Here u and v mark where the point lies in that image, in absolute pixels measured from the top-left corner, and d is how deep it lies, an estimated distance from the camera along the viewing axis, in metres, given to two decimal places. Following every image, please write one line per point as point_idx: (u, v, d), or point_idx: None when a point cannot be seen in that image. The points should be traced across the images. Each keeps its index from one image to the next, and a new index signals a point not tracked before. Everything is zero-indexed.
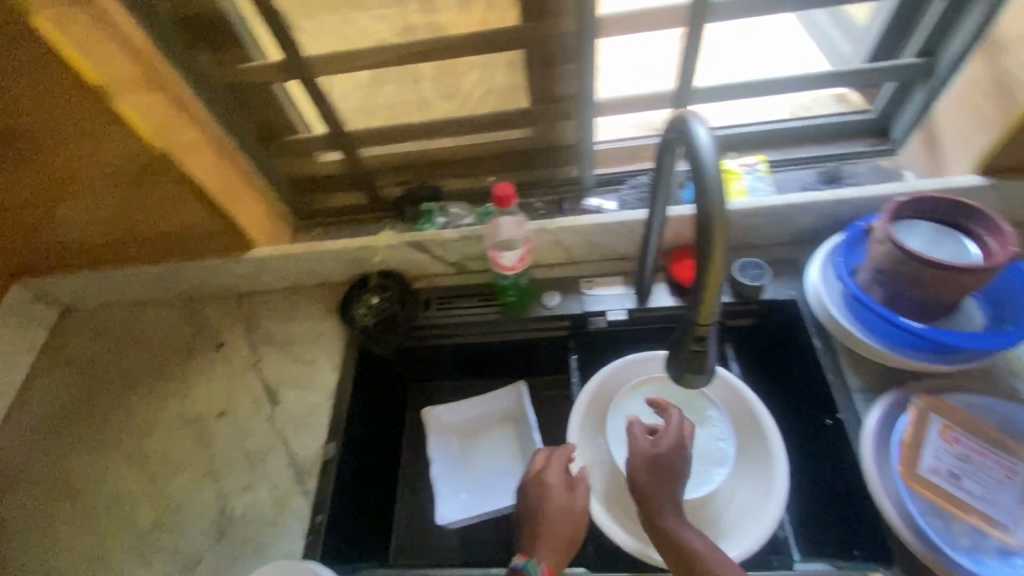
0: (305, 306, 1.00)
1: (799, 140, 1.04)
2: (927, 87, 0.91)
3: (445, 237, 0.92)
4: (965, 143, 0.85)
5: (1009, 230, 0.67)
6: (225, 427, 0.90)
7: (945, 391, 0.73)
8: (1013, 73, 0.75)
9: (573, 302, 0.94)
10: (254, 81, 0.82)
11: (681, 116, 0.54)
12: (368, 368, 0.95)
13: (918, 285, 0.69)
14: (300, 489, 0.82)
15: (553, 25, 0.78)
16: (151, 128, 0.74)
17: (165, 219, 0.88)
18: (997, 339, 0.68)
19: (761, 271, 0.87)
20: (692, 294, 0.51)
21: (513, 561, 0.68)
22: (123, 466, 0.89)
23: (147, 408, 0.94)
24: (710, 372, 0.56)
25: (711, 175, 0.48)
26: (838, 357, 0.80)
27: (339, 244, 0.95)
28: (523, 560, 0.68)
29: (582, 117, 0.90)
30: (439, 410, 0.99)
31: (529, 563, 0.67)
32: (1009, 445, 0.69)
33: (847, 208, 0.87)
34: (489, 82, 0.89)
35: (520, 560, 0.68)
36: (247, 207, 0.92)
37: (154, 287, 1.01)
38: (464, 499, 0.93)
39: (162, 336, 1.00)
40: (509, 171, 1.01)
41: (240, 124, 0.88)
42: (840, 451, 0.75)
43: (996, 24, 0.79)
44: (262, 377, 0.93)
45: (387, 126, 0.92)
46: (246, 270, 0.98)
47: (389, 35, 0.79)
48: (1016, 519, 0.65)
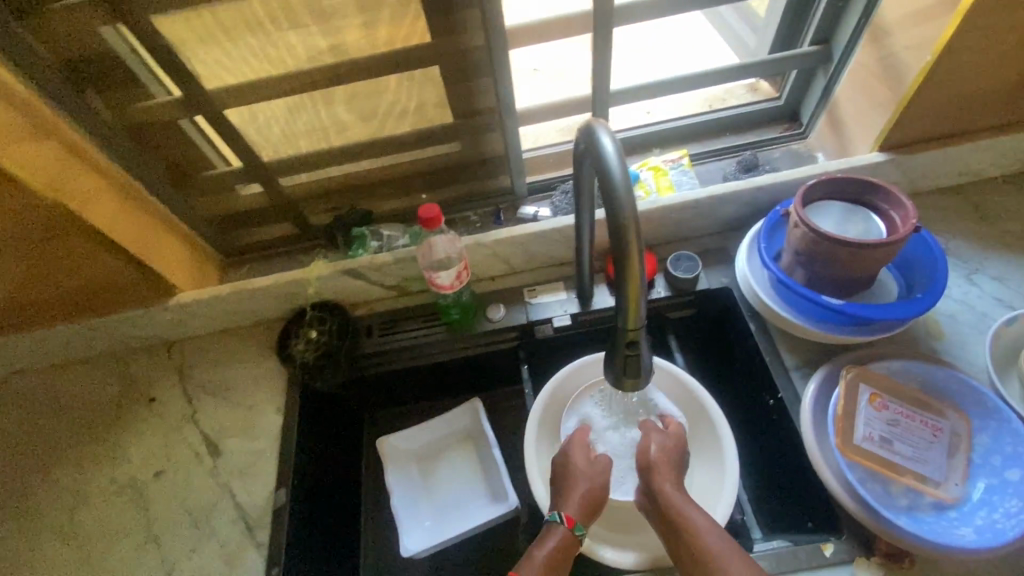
0: (241, 348, 0.95)
1: (717, 131, 1.08)
2: (826, 73, 0.96)
3: (380, 262, 0.90)
4: (866, 123, 0.90)
5: (908, 204, 0.71)
6: (164, 488, 0.84)
7: (870, 360, 0.77)
8: (899, 56, 0.81)
9: (518, 313, 0.93)
10: (155, 120, 0.78)
11: (589, 125, 0.55)
12: (315, 405, 0.91)
13: (834, 263, 0.73)
14: (252, 542, 0.78)
15: (463, 41, 0.77)
16: (44, 182, 0.67)
17: (73, 275, 0.81)
18: (909, 308, 0.72)
19: (694, 263, 0.89)
20: (617, 301, 0.52)
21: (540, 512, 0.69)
22: (51, 546, 0.82)
23: (74, 478, 0.86)
24: (644, 372, 0.58)
25: (618, 183, 0.49)
26: (773, 338, 0.83)
27: (269, 281, 0.91)
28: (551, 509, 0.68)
29: (506, 128, 0.90)
30: (394, 438, 0.95)
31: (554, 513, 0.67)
32: (931, 404, 0.73)
33: (767, 194, 0.91)
34: (406, 101, 0.86)
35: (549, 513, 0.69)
36: (166, 253, 0.87)
37: (69, 347, 0.94)
38: (428, 527, 0.90)
39: (83, 398, 0.93)
40: (441, 188, 1.00)
41: (146, 166, 0.82)
42: (782, 430, 0.78)
43: (879, 10, 0.84)
44: (200, 429, 0.88)
45: (307, 154, 0.89)
46: (172, 317, 0.92)
47: (293, 61, 0.75)
48: (945, 474, 0.69)
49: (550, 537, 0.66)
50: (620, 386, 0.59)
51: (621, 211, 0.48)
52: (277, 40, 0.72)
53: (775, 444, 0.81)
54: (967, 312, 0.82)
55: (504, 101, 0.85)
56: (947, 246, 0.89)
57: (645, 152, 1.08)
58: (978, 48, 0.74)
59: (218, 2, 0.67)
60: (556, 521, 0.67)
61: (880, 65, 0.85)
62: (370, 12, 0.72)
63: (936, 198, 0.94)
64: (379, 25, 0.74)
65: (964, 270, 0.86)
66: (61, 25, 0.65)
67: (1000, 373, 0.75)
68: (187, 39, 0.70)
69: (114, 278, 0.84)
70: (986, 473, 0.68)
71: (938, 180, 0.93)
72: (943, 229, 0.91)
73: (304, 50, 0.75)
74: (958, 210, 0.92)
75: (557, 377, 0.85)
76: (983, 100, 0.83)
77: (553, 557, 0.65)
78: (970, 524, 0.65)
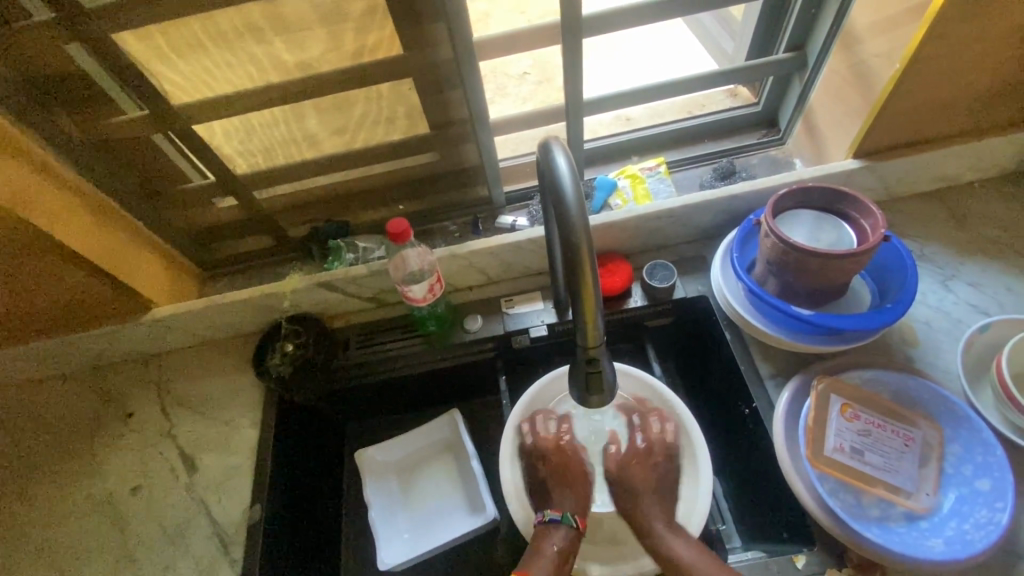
0: (219, 362, 0.95)
1: (696, 138, 1.08)
2: (802, 79, 0.96)
3: (355, 274, 0.90)
4: (842, 129, 0.90)
5: (878, 212, 0.71)
6: (139, 504, 0.84)
7: (843, 370, 0.77)
8: (871, 63, 0.81)
9: (494, 324, 0.94)
10: (124, 136, 0.77)
11: (545, 142, 0.54)
12: (293, 418, 0.91)
13: (803, 273, 0.73)
14: (226, 558, 0.78)
15: (432, 54, 0.77)
16: (11, 201, 0.67)
17: (46, 292, 0.81)
18: (878, 318, 0.71)
19: (669, 272, 0.89)
20: (576, 319, 0.52)
21: (547, 513, 0.71)
22: (26, 563, 0.81)
23: (51, 495, 0.86)
24: (608, 388, 0.58)
25: (571, 204, 0.49)
26: (748, 347, 0.83)
27: (245, 294, 0.90)
28: (560, 512, 0.71)
29: (480, 138, 0.89)
30: (373, 450, 0.96)
31: (565, 515, 0.71)
32: (903, 414, 0.73)
33: (742, 202, 0.91)
34: (379, 114, 0.86)
35: (555, 511, 0.72)
36: (141, 267, 0.86)
37: (47, 362, 0.93)
38: (407, 539, 0.90)
39: (60, 413, 0.93)
40: (418, 198, 0.99)
41: (118, 182, 0.82)
42: (757, 439, 0.78)
43: (850, 17, 0.84)
44: (177, 444, 0.88)
45: (281, 167, 0.89)
46: (149, 332, 0.92)
47: (261, 77, 0.75)
48: (916, 484, 0.69)
49: (557, 537, 0.69)
50: (585, 401, 0.59)
51: (573, 231, 0.48)
52: (243, 55, 0.72)
53: (751, 454, 0.81)
54: (942, 319, 0.82)
55: (476, 111, 0.85)
56: (923, 252, 0.89)
57: (624, 159, 1.08)
58: (947, 54, 0.73)
59: (182, 19, 0.67)
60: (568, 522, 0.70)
61: (853, 72, 0.85)
62: (335, 25, 0.72)
63: (913, 204, 0.94)
64: (345, 38, 0.74)
65: (940, 276, 0.86)
66: (22, 44, 0.65)
67: (974, 382, 0.75)
68: (152, 56, 0.70)
69: (88, 295, 0.84)
70: (957, 483, 0.68)
71: (915, 186, 0.93)
72: (919, 235, 0.90)
73: (271, 64, 0.74)
74: (935, 215, 0.92)
75: (535, 390, 0.85)
76: (956, 106, 0.82)
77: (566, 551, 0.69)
78: (940, 535, 0.65)
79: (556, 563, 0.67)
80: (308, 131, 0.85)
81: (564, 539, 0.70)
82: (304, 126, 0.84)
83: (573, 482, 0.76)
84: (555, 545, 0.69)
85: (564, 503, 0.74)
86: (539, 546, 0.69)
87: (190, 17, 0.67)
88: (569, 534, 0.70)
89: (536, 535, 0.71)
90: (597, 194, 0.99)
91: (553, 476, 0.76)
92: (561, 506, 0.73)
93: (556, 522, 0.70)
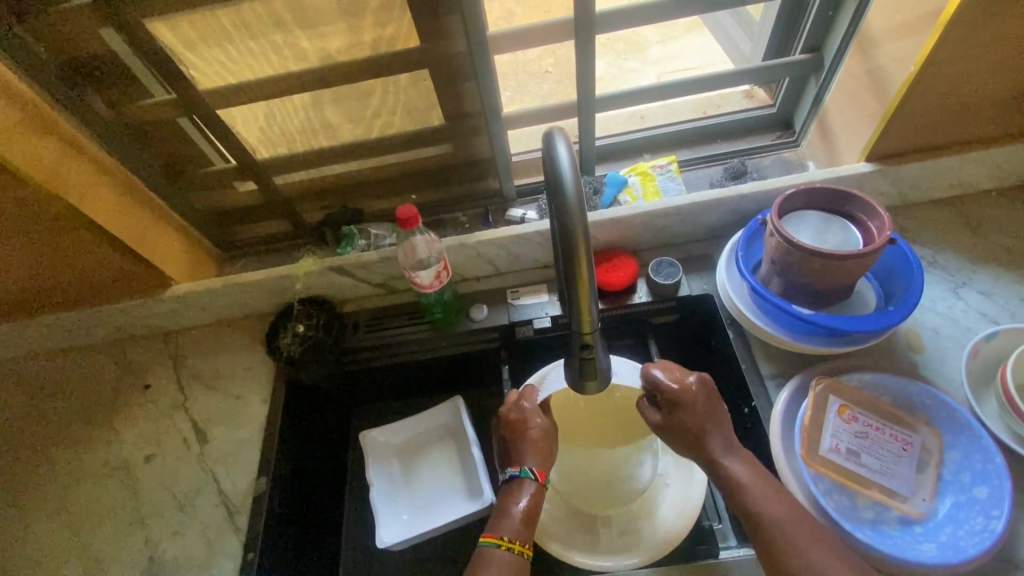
0: (234, 339, 0.99)
1: (710, 137, 1.08)
2: (819, 81, 0.95)
3: (366, 259, 0.92)
4: (856, 132, 0.89)
5: (885, 214, 0.70)
6: (153, 472, 0.88)
7: (844, 372, 0.76)
8: (887, 66, 0.80)
9: (500, 313, 0.95)
10: (151, 118, 0.80)
11: (548, 133, 0.55)
12: (301, 397, 0.94)
13: (807, 273, 0.73)
14: (231, 527, 0.81)
15: (447, 47, 0.79)
16: (44, 176, 0.71)
17: (73, 265, 0.85)
18: (881, 320, 0.71)
19: (674, 269, 0.89)
20: (569, 307, 0.54)
21: (507, 471, 0.72)
22: (46, 522, 0.86)
23: (71, 458, 0.91)
24: (603, 375, 0.59)
25: (569, 194, 0.50)
26: (751, 347, 0.83)
27: (259, 275, 0.94)
28: (519, 467, 0.72)
29: (491, 132, 0.91)
30: (376, 433, 0.98)
31: (524, 470, 0.71)
32: (903, 419, 0.73)
33: (751, 202, 0.91)
34: (394, 104, 0.87)
35: (514, 469, 0.72)
36: (163, 244, 0.90)
37: (74, 333, 0.98)
38: (406, 520, 0.92)
39: (83, 382, 0.97)
40: (431, 189, 1.01)
41: (144, 163, 0.85)
42: (755, 438, 0.79)
43: (869, 19, 0.83)
44: (191, 416, 0.92)
45: (298, 153, 0.91)
46: (168, 308, 0.96)
47: (282, 66, 0.78)
48: (913, 488, 0.69)
49: (522, 494, 0.70)
50: (581, 388, 0.60)
51: (570, 220, 0.50)
52: (266, 43, 0.75)
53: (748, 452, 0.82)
54: (950, 326, 0.81)
55: (489, 105, 0.86)
56: (934, 259, 0.88)
57: (636, 157, 1.09)
58: (963, 58, 0.73)
59: (208, 7, 0.70)
60: (529, 477, 0.71)
61: (869, 75, 0.84)
62: (355, 17, 0.74)
63: (927, 210, 0.93)
64: (364, 30, 0.76)
65: (950, 284, 0.85)
66: (60, 27, 0.68)
67: (979, 390, 0.74)
68: (179, 43, 0.73)
69: (112, 270, 0.88)
70: (954, 489, 0.68)
71: (930, 192, 0.92)
72: (930, 241, 0.89)
73: (290, 52, 0.77)
74: (949, 222, 0.91)
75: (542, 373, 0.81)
76: (974, 111, 0.81)
77: (533, 503, 0.70)
78: (933, 540, 0.65)
79: (523, 519, 0.68)
80: (325, 120, 0.88)
81: (528, 493, 0.70)
82: (322, 115, 0.87)
83: (530, 445, 0.73)
84: (523, 499, 0.69)
85: (523, 462, 0.72)
86: (504, 505, 0.70)
87: (216, 7, 0.70)
88: (533, 488, 0.70)
89: (503, 494, 0.71)
90: (607, 190, 0.99)
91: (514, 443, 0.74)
92: (520, 462, 0.73)
93: (518, 478, 0.71)
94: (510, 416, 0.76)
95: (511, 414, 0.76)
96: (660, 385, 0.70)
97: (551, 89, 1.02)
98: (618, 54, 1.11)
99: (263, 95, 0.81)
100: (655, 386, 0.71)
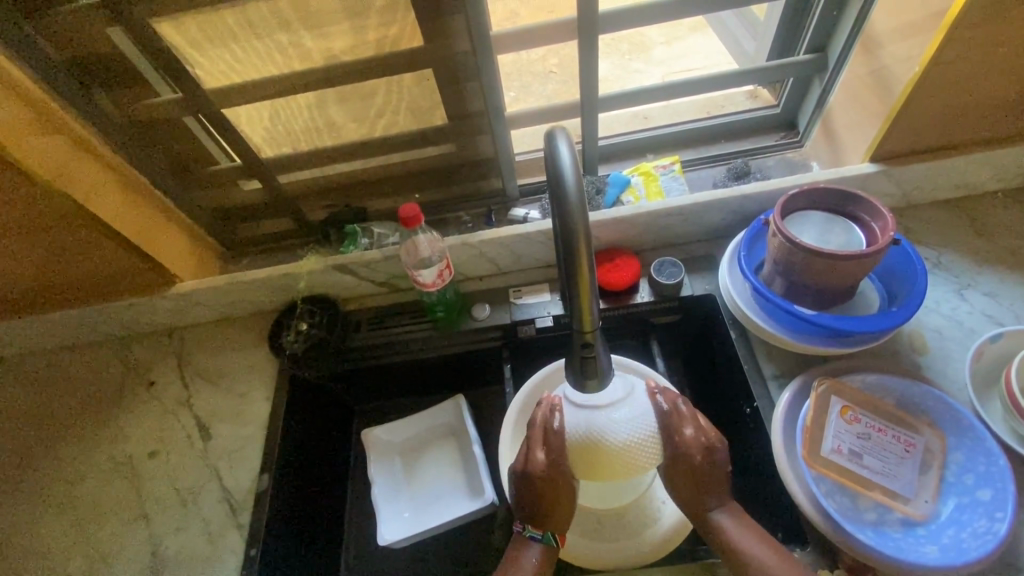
0: (238, 337, 0.99)
1: (713, 137, 1.08)
2: (823, 81, 0.95)
3: (369, 258, 0.93)
4: (860, 132, 0.89)
5: (889, 215, 0.70)
6: (157, 467, 0.88)
7: (847, 372, 0.76)
8: (892, 66, 0.80)
9: (503, 312, 0.95)
10: (157, 117, 0.81)
11: (551, 132, 0.55)
12: (304, 395, 0.95)
13: (810, 274, 0.72)
14: (233, 523, 0.82)
15: (450, 45, 0.79)
16: (50, 174, 0.71)
17: (79, 261, 0.85)
18: (884, 321, 0.71)
19: (677, 269, 0.89)
20: (570, 305, 0.53)
21: (529, 531, 0.69)
22: (51, 516, 0.86)
23: (76, 454, 0.91)
24: (604, 375, 0.59)
25: (570, 192, 0.51)
26: (753, 347, 0.83)
27: (264, 273, 0.94)
28: (541, 531, 0.69)
29: (494, 131, 0.91)
30: (378, 431, 0.99)
31: (547, 534, 0.69)
32: (906, 420, 0.73)
33: (754, 202, 0.91)
34: (398, 103, 0.88)
35: (536, 530, 0.68)
36: (168, 242, 0.91)
37: (81, 329, 0.99)
38: (408, 518, 0.92)
39: (90, 379, 0.98)
40: (434, 189, 1.02)
41: (150, 161, 0.86)
42: (757, 439, 0.78)
43: (874, 19, 0.83)
44: (195, 413, 0.92)
45: (302, 152, 0.92)
46: (172, 305, 0.97)
47: (286, 65, 0.78)
48: (916, 490, 0.69)
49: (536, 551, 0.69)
50: (582, 387, 0.60)
51: (571, 219, 0.50)
52: (270, 43, 0.75)
53: (750, 453, 0.81)
54: (954, 328, 0.81)
55: (492, 104, 0.86)
56: (938, 260, 0.87)
57: (640, 157, 1.09)
58: (968, 58, 0.72)
59: (214, 7, 0.70)
60: (550, 542, 0.69)
61: (873, 76, 0.84)
62: (359, 17, 0.75)
63: (931, 211, 0.93)
64: (368, 30, 0.76)
65: (955, 285, 0.85)
66: (68, 26, 0.69)
67: (982, 392, 0.74)
68: (185, 43, 0.74)
69: (118, 266, 0.88)
70: (957, 491, 0.68)
71: (934, 193, 0.92)
72: (935, 242, 0.89)
73: (294, 51, 0.77)
74: (954, 224, 0.91)
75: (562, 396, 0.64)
76: (980, 111, 0.81)
77: (545, 560, 0.69)
78: (936, 542, 0.64)
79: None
80: (329, 119, 0.88)
81: (540, 554, 0.69)
82: (326, 114, 0.87)
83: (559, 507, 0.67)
84: (537, 559, 0.69)
85: (545, 524, 0.68)
86: (516, 557, 0.69)
87: (222, 7, 0.70)
88: (547, 550, 0.69)
89: (514, 545, 0.70)
90: (610, 189, 0.99)
91: (538, 496, 0.66)
92: (543, 524, 0.68)
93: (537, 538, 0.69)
94: (541, 470, 0.65)
95: (545, 471, 0.64)
96: (673, 427, 0.63)
97: (554, 89, 1.02)
98: (622, 54, 1.11)
99: (267, 93, 0.81)
100: (666, 424, 0.63)
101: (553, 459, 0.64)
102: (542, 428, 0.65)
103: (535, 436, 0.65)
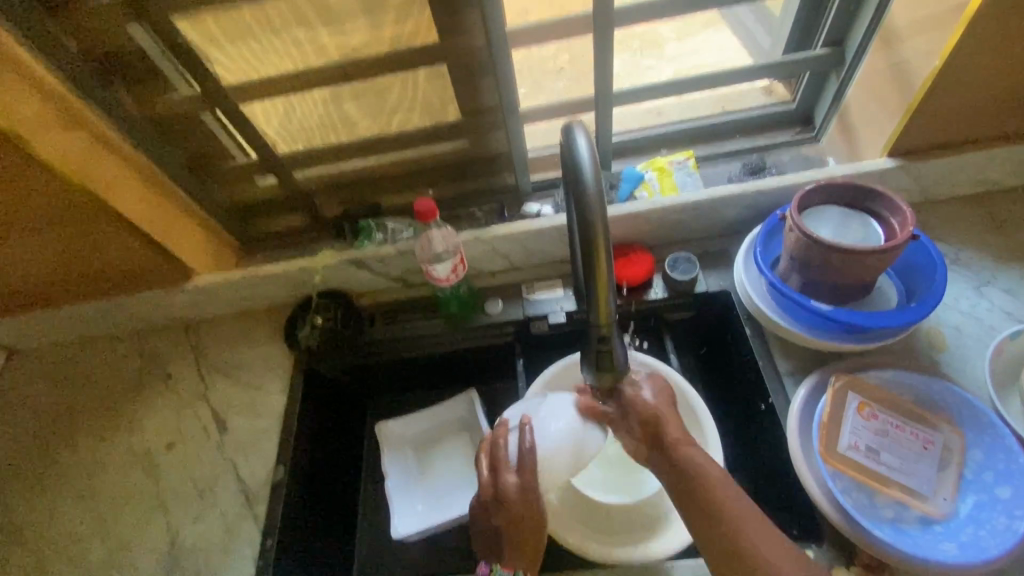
0: (253, 331, 1.00)
1: (727, 133, 1.07)
2: (839, 76, 0.94)
3: (383, 252, 0.93)
4: (878, 127, 0.88)
5: (908, 210, 0.69)
6: (175, 458, 0.90)
7: (863, 369, 0.76)
8: (910, 60, 0.79)
9: (515, 308, 0.95)
10: (177, 113, 0.82)
11: (568, 125, 0.55)
12: (318, 388, 0.96)
13: (827, 269, 0.72)
14: (250, 514, 0.83)
15: (465, 40, 0.79)
16: (72, 169, 0.72)
17: (99, 255, 0.87)
18: (902, 317, 0.70)
19: (691, 265, 0.89)
20: (587, 298, 0.53)
21: (498, 573, 0.70)
22: (72, 506, 0.88)
23: (96, 445, 0.93)
24: (619, 368, 0.59)
25: (589, 185, 0.51)
26: (768, 343, 0.82)
27: (279, 268, 0.95)
28: (513, 572, 0.71)
29: (507, 126, 0.91)
30: (393, 424, 1.00)
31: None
32: (924, 417, 0.72)
33: (770, 198, 0.90)
34: (412, 99, 0.88)
35: (504, 573, 0.70)
36: (187, 237, 0.91)
37: (100, 322, 1.00)
38: (421, 512, 0.92)
39: (108, 371, 1.00)
40: (447, 185, 1.02)
41: (169, 158, 0.87)
42: (771, 436, 0.78)
43: (892, 13, 0.82)
44: (211, 406, 0.93)
45: (317, 148, 0.92)
46: (189, 300, 0.98)
47: (303, 61, 0.79)
48: (934, 488, 0.68)
49: None
50: (596, 378, 0.60)
51: (590, 212, 0.50)
52: (288, 39, 0.76)
53: (765, 450, 0.81)
54: (973, 325, 0.80)
55: (506, 100, 0.86)
56: (957, 257, 0.86)
57: (653, 152, 1.08)
58: (990, 52, 0.71)
59: (233, 5, 0.71)
60: None
61: (892, 71, 0.83)
62: (376, 13, 0.75)
63: (949, 207, 0.91)
64: (384, 26, 0.77)
65: (974, 282, 0.84)
66: (90, 21, 0.70)
67: (1001, 390, 0.73)
68: (205, 40, 0.75)
69: (137, 261, 0.89)
70: (977, 489, 0.67)
71: (954, 189, 0.91)
72: (954, 239, 0.88)
73: (311, 47, 0.78)
74: (973, 220, 0.89)
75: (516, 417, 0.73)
76: (1001, 104, 0.79)
77: None
78: (954, 540, 0.64)
79: None
80: (345, 115, 0.89)
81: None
82: (341, 110, 0.88)
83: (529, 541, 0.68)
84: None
85: (517, 564, 0.70)
86: None
87: (241, 4, 0.71)
88: None
89: None
90: (623, 185, 0.99)
91: (511, 526, 0.68)
92: (510, 564, 0.71)
93: None
94: (512, 490, 0.67)
95: (519, 495, 0.67)
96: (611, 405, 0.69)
97: (566, 85, 1.02)
98: (635, 50, 1.11)
99: (284, 89, 0.82)
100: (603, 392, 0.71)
101: (527, 477, 0.67)
102: (508, 452, 0.70)
103: (505, 457, 0.69)
